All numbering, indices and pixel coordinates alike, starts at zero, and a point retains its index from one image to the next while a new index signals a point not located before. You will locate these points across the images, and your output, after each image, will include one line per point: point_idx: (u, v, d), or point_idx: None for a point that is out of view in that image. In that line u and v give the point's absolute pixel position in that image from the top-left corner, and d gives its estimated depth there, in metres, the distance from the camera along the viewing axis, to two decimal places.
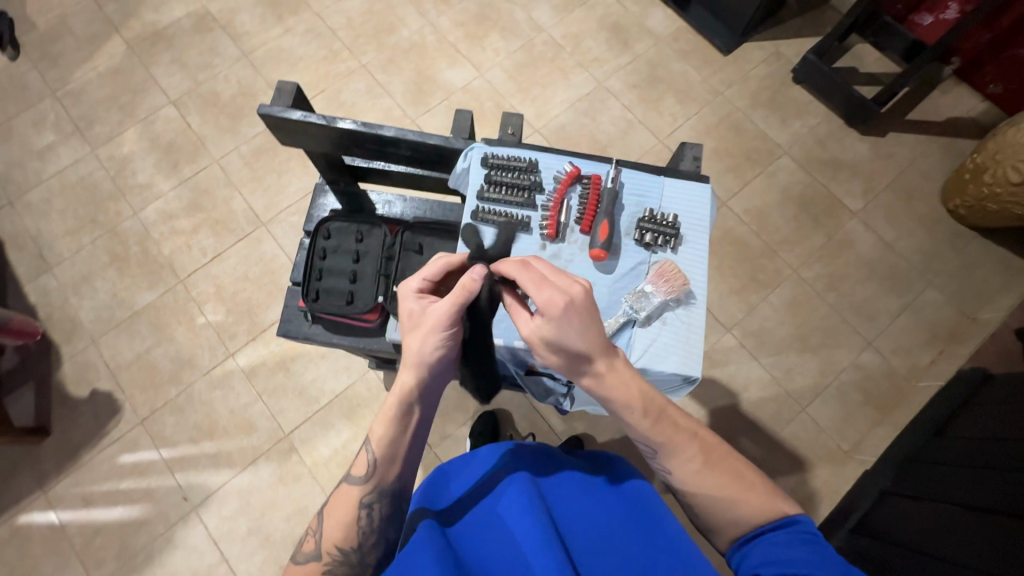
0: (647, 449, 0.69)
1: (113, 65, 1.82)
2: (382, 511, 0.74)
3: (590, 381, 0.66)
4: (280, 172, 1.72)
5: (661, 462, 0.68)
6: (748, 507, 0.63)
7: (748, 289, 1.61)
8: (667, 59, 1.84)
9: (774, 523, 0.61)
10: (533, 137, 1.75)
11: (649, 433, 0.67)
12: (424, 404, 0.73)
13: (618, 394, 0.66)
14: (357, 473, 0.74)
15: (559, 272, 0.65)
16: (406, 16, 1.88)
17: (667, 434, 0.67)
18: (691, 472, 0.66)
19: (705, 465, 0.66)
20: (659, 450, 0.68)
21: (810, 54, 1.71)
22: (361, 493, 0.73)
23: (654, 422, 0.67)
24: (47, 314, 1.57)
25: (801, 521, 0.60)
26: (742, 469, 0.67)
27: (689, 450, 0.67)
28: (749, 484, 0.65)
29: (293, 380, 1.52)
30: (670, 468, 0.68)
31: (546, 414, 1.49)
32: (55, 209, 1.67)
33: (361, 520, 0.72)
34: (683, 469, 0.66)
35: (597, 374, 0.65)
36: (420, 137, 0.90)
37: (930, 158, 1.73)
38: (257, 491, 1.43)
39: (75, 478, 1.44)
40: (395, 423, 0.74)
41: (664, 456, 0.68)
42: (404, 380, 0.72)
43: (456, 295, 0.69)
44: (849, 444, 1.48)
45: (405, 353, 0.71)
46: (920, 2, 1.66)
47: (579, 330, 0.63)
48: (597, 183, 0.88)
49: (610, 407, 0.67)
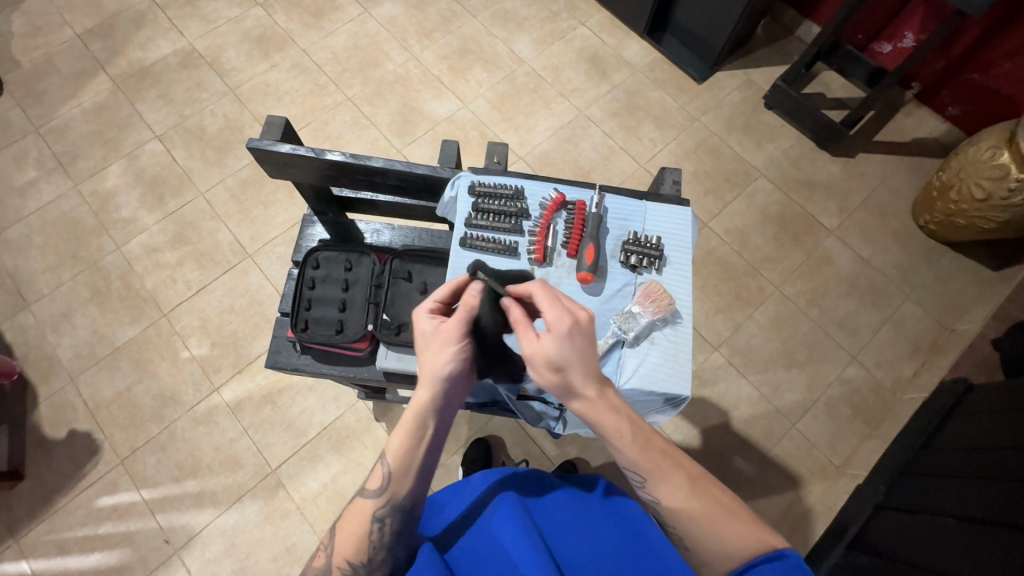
0: (636, 477, 0.68)
1: (98, 102, 1.83)
2: (393, 526, 0.69)
3: (582, 405, 0.67)
4: (267, 204, 1.72)
5: (647, 491, 0.68)
6: (734, 537, 0.62)
7: (733, 307, 1.64)
8: (644, 88, 1.91)
9: (759, 556, 0.60)
10: (518, 164, 1.79)
11: (635, 459, 0.67)
12: (441, 419, 0.70)
13: (607, 421, 0.67)
14: (371, 487, 0.70)
15: (568, 298, 0.70)
16: (391, 51, 1.93)
17: (656, 461, 0.67)
18: (679, 499, 0.66)
19: (693, 494, 0.66)
20: (646, 478, 0.68)
21: (780, 82, 1.79)
22: (374, 508, 0.69)
23: (639, 447, 0.67)
24: (24, 353, 1.53)
25: (788, 555, 0.59)
26: (730, 505, 0.66)
27: (674, 478, 0.67)
28: (734, 518, 0.64)
29: (281, 413, 1.49)
30: (658, 497, 0.67)
31: (540, 438, 1.47)
32: (35, 245, 1.65)
33: (372, 534, 0.69)
34: (671, 496, 0.66)
35: (589, 400, 0.66)
36: (408, 167, 0.92)
37: (899, 177, 1.80)
38: (242, 531, 1.38)
39: (49, 524, 1.38)
40: (411, 436, 0.69)
41: (652, 484, 0.67)
42: (419, 394, 0.69)
43: (463, 309, 0.69)
44: (840, 459, 1.49)
45: (420, 368, 0.69)
46: (879, 32, 1.79)
47: (582, 349, 0.66)
48: (582, 209, 0.90)
49: (597, 433, 0.68)
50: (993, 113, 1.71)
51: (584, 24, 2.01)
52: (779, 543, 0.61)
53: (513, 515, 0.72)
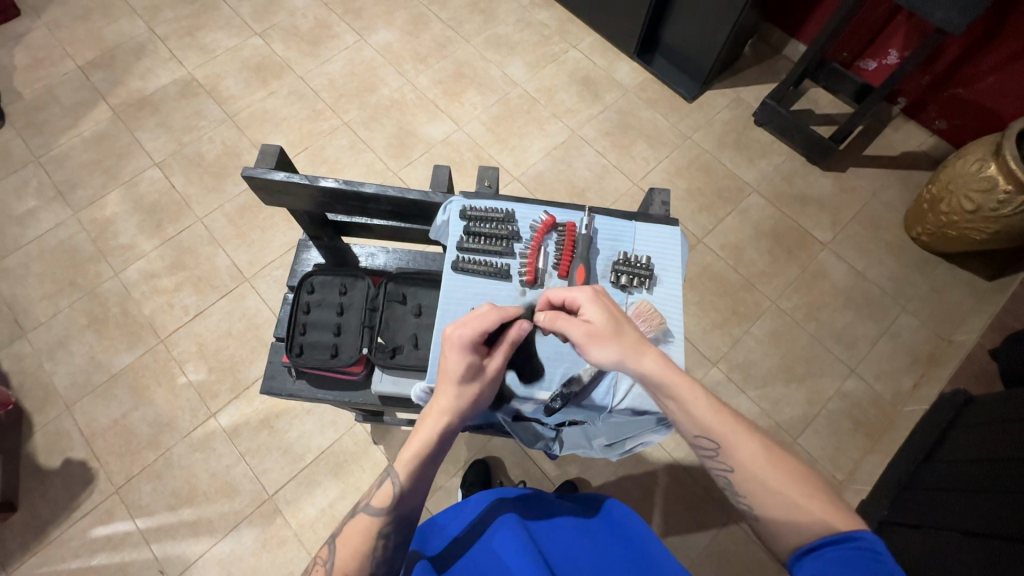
0: (707, 444, 0.65)
1: (98, 131, 1.85)
2: (396, 541, 0.71)
3: (657, 362, 0.67)
4: (264, 228, 1.74)
5: (720, 459, 0.64)
6: (796, 512, 0.59)
7: (730, 323, 1.65)
8: (636, 108, 1.94)
9: (828, 536, 0.57)
10: (512, 184, 1.81)
11: (706, 423, 0.65)
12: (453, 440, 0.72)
13: (679, 381, 0.66)
14: (377, 504, 0.70)
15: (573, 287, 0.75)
16: (386, 76, 1.97)
17: (726, 425, 0.65)
18: (751, 467, 0.62)
19: (765, 465, 0.62)
20: (718, 445, 0.64)
21: (768, 99, 1.82)
22: (381, 525, 0.70)
23: (714, 408, 0.65)
24: (20, 382, 1.52)
25: (862, 537, 0.55)
26: (788, 488, 0.61)
27: (749, 446, 0.63)
28: (792, 502, 0.60)
29: (278, 438, 1.48)
30: (731, 464, 0.63)
31: (540, 459, 1.46)
32: (33, 273, 1.65)
33: (377, 551, 0.69)
34: (747, 462, 0.62)
35: (658, 361, 0.67)
36: (400, 193, 0.93)
37: (890, 190, 1.83)
38: (238, 561, 1.36)
39: (42, 556, 1.36)
40: (424, 455, 0.70)
41: (725, 451, 0.64)
42: (442, 413, 0.69)
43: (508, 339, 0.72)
44: (843, 474, 1.47)
45: (450, 391, 0.69)
46: (864, 50, 1.83)
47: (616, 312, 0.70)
48: (572, 231, 0.91)
49: (669, 398, 0.66)
50: (979, 126, 1.74)
51: (575, 47, 2.05)
52: (844, 523, 0.57)
53: (511, 532, 0.72)
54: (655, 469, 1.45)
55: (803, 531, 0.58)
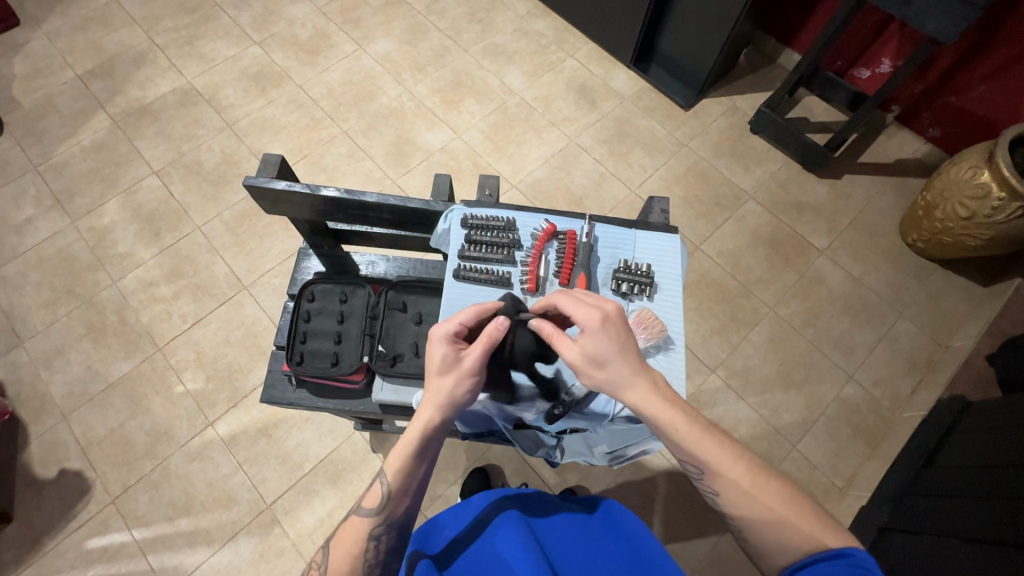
0: (694, 469, 0.66)
1: (96, 140, 1.86)
2: (389, 543, 0.70)
3: (639, 398, 0.64)
4: (263, 236, 1.74)
5: (707, 484, 0.65)
6: (786, 529, 0.61)
7: (728, 329, 1.65)
8: (633, 116, 1.96)
9: (819, 553, 0.58)
10: (511, 192, 1.82)
11: (692, 450, 0.65)
12: (440, 439, 0.70)
13: (662, 412, 0.64)
14: (368, 505, 0.70)
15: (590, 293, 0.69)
16: (385, 85, 1.99)
17: (712, 453, 0.64)
18: (738, 492, 0.63)
19: (751, 489, 0.63)
20: (704, 470, 0.65)
21: (764, 108, 1.84)
22: (371, 526, 0.69)
23: (701, 436, 0.65)
24: (16, 392, 1.51)
25: (850, 553, 0.57)
26: (774, 509, 0.62)
27: (735, 471, 0.64)
28: (783, 520, 0.61)
29: (277, 447, 1.47)
30: (717, 489, 0.65)
31: (540, 467, 1.46)
32: (31, 282, 1.65)
33: (367, 552, 0.69)
34: (733, 489, 0.63)
35: (644, 392, 0.64)
36: (402, 202, 0.93)
37: (885, 197, 1.84)
38: (236, 571, 1.35)
39: (37, 568, 1.34)
40: (411, 454, 0.69)
41: (711, 477, 0.65)
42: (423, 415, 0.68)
43: (483, 343, 0.69)
44: (843, 480, 1.47)
45: (430, 389, 0.69)
46: (857, 59, 1.85)
47: (618, 340, 0.65)
48: (573, 239, 0.91)
49: (654, 427, 0.65)
50: (971, 134, 1.76)
51: (572, 56, 2.07)
52: (833, 541, 0.59)
53: (513, 529, 0.72)
54: (655, 476, 1.45)
55: (791, 551, 0.60)
